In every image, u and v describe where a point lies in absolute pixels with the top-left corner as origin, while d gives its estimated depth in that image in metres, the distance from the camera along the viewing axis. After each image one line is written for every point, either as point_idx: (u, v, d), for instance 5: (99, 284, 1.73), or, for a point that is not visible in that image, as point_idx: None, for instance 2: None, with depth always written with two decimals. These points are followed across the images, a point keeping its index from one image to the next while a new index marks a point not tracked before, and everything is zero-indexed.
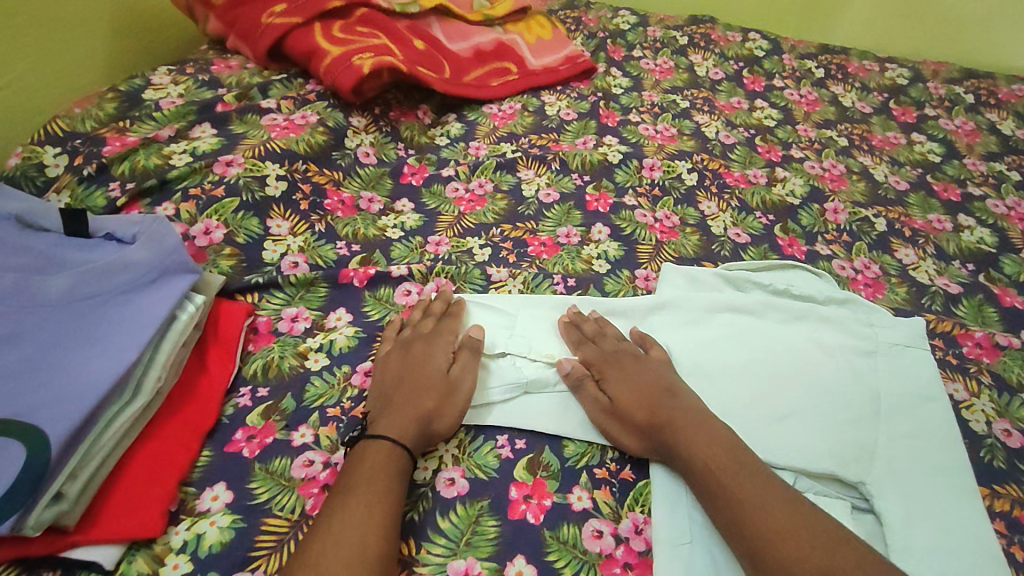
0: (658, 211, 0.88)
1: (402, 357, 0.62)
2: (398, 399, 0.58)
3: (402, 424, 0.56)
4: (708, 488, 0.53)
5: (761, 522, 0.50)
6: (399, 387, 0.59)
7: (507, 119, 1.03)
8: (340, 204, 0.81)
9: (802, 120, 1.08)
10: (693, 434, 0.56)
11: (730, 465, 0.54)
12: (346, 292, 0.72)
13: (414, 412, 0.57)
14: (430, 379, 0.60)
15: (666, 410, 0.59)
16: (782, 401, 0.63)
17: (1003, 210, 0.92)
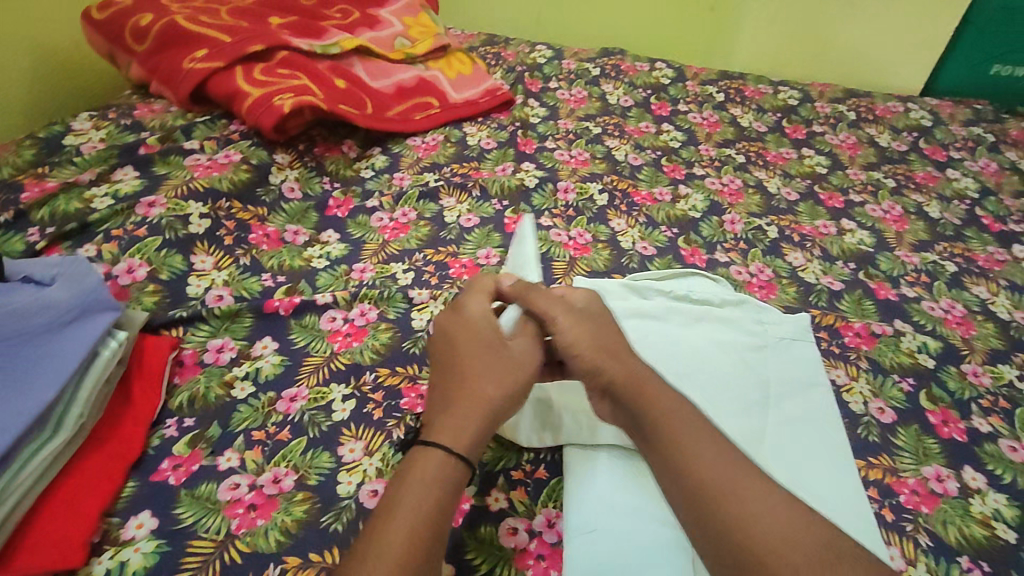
0: (572, 229, 0.94)
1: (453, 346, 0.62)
2: (455, 387, 0.58)
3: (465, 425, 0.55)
4: (673, 461, 0.54)
5: (717, 498, 0.51)
6: (456, 379, 0.59)
7: (430, 151, 1.08)
8: (265, 237, 0.84)
9: (704, 141, 1.17)
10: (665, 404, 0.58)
11: (697, 442, 0.55)
12: (272, 322, 0.75)
13: (477, 405, 0.57)
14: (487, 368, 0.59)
15: (634, 364, 0.61)
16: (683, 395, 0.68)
17: (879, 214, 1.03)
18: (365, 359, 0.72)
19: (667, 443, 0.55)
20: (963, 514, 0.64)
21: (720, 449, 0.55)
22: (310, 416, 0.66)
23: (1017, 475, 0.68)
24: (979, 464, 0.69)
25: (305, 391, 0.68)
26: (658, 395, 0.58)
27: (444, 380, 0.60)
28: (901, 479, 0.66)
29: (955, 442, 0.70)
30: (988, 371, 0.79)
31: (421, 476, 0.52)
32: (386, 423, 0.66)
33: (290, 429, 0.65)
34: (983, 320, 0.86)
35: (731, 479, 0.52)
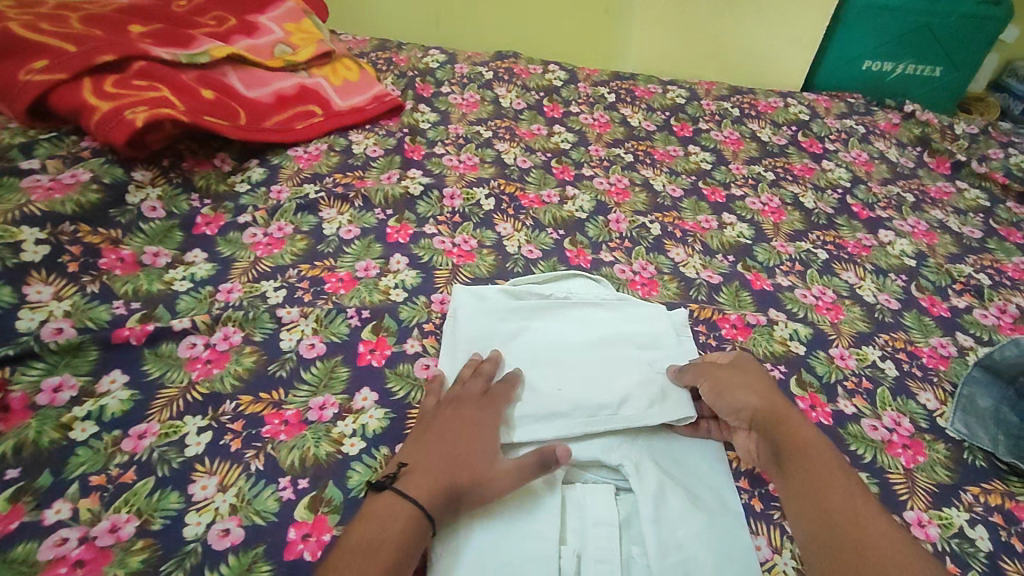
0: (457, 236, 0.92)
1: (445, 420, 0.63)
2: (432, 463, 0.59)
3: (429, 494, 0.57)
4: (810, 489, 0.57)
5: (854, 521, 0.53)
6: (436, 458, 0.60)
7: (312, 160, 1.03)
8: (119, 261, 0.78)
9: (594, 141, 1.18)
10: (801, 440, 0.61)
11: (834, 476, 0.58)
12: (122, 354, 0.69)
13: (447, 482, 0.58)
14: (471, 454, 0.60)
15: (784, 401, 0.65)
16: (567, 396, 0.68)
17: (759, 207, 1.06)
18: (225, 387, 0.68)
19: (807, 470, 0.58)
20: None
21: (855, 481, 0.57)
22: (159, 454, 0.61)
23: (877, 453, 0.71)
24: (843, 446, 0.71)
25: (156, 427, 0.63)
26: (799, 432, 0.62)
27: (422, 443, 0.62)
28: None
29: (822, 426, 0.73)
30: (854, 353, 0.82)
31: (379, 528, 0.54)
32: (244, 455, 0.62)
33: (136, 469, 0.59)
34: (850, 305, 0.90)
35: (866, 511, 0.55)
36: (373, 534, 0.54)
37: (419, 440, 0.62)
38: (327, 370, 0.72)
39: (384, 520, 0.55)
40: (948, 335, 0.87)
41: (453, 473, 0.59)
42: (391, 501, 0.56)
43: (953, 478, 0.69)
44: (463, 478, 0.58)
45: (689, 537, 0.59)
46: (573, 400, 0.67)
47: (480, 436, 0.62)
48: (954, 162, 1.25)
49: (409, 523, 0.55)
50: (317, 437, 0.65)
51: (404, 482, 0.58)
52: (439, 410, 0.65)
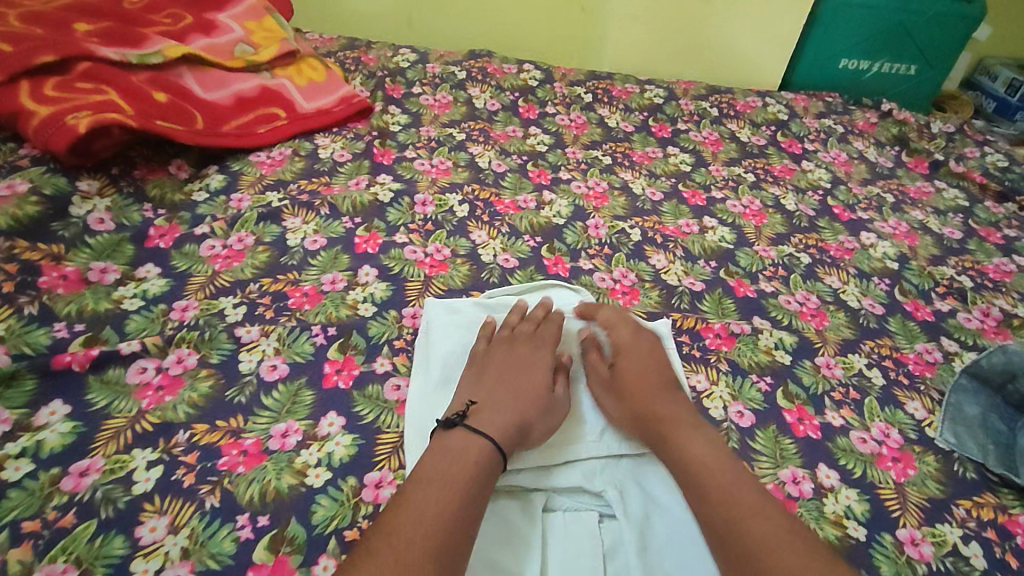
0: (429, 245, 0.88)
1: (502, 361, 0.67)
2: (499, 396, 0.63)
3: (504, 425, 0.60)
4: (698, 491, 0.57)
5: (734, 518, 0.53)
6: (503, 390, 0.63)
7: (275, 166, 0.98)
8: (61, 279, 0.72)
9: (571, 143, 1.15)
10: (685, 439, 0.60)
11: (718, 471, 0.58)
12: (63, 381, 0.63)
13: (517, 415, 0.61)
14: (533, 390, 0.65)
15: (668, 401, 0.65)
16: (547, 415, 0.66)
17: (739, 210, 1.04)
18: (178, 416, 0.63)
19: (690, 472, 0.58)
20: (818, 515, 0.63)
21: (738, 473, 0.57)
22: (103, 493, 0.56)
23: (867, 468, 0.68)
24: (832, 460, 0.69)
25: (100, 462, 0.58)
26: (683, 431, 0.61)
27: (484, 384, 0.65)
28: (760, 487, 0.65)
29: (810, 440, 0.70)
30: (840, 362, 0.80)
31: (459, 456, 0.56)
32: (198, 491, 0.57)
33: (76, 512, 0.54)
34: (835, 311, 0.88)
35: (752, 502, 0.55)
36: (453, 462, 0.55)
37: (479, 380, 0.65)
38: (290, 394, 0.67)
39: (465, 447, 0.56)
40: (933, 341, 0.86)
41: (521, 409, 0.62)
42: (470, 431, 0.58)
43: (945, 491, 0.67)
44: (531, 411, 0.62)
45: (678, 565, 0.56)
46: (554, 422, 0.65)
47: (534, 370, 0.67)
48: (932, 162, 1.25)
49: (490, 449, 0.57)
50: (279, 468, 0.60)
51: (475, 415, 0.61)
52: (493, 352, 0.68)
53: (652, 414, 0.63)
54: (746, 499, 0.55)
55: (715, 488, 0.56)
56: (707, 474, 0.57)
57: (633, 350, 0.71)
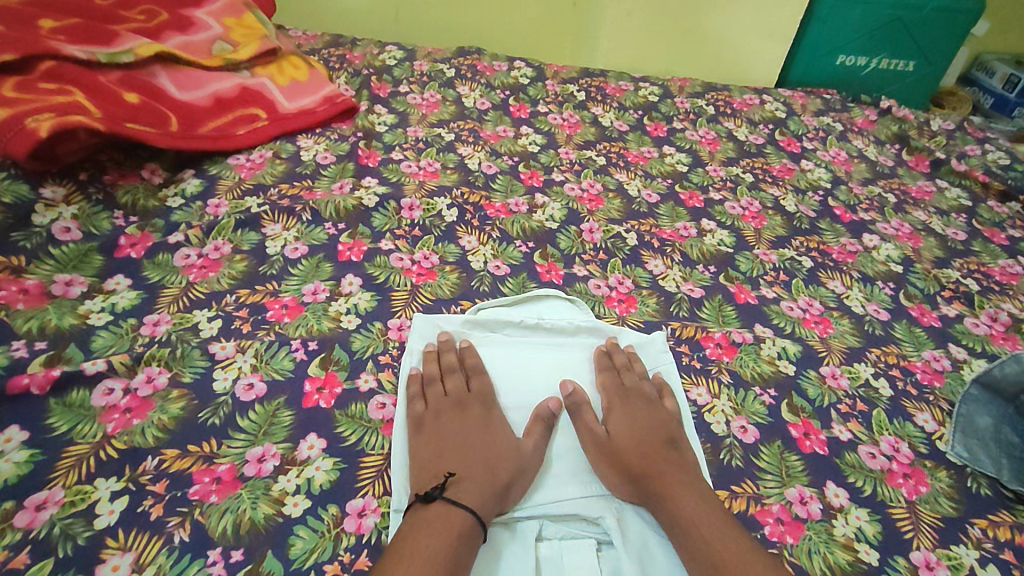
0: (416, 252, 0.84)
1: (457, 423, 0.62)
2: (467, 462, 0.58)
3: (480, 489, 0.56)
4: (689, 541, 0.53)
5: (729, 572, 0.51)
6: (467, 457, 0.59)
7: (254, 169, 0.94)
8: (21, 293, 0.67)
9: (563, 143, 1.11)
10: (676, 488, 0.57)
11: (711, 520, 0.54)
12: (21, 405, 0.59)
13: (490, 478, 0.57)
14: (500, 447, 0.60)
15: (659, 446, 0.61)
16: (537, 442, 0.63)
17: (738, 211, 1.01)
18: (147, 441, 0.59)
19: (680, 522, 0.55)
20: (827, 539, 0.60)
21: (730, 523, 0.55)
22: (61, 529, 0.51)
23: (876, 485, 0.65)
24: (841, 477, 0.65)
25: (60, 494, 0.54)
26: (673, 478, 0.58)
27: (446, 450, 0.60)
28: (766, 508, 0.62)
29: (817, 456, 0.67)
30: (846, 371, 0.77)
31: (440, 528, 0.52)
32: (166, 523, 0.53)
33: (32, 551, 0.50)
34: (839, 317, 0.84)
35: (746, 554, 0.52)
36: (433, 535, 0.51)
37: (437, 447, 0.60)
38: (267, 415, 0.63)
39: (443, 519, 0.52)
40: (940, 348, 0.82)
41: (493, 470, 0.58)
42: (446, 503, 0.54)
43: (958, 510, 0.64)
44: (505, 470, 0.58)
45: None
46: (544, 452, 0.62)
47: (490, 428, 0.62)
48: (933, 160, 1.22)
49: (470, 521, 0.53)
50: (254, 497, 0.56)
51: (447, 485, 0.56)
52: (442, 413, 0.63)
53: (644, 460, 0.60)
54: (741, 552, 0.52)
55: (713, 548, 0.52)
56: (705, 533, 0.53)
57: (622, 394, 0.67)
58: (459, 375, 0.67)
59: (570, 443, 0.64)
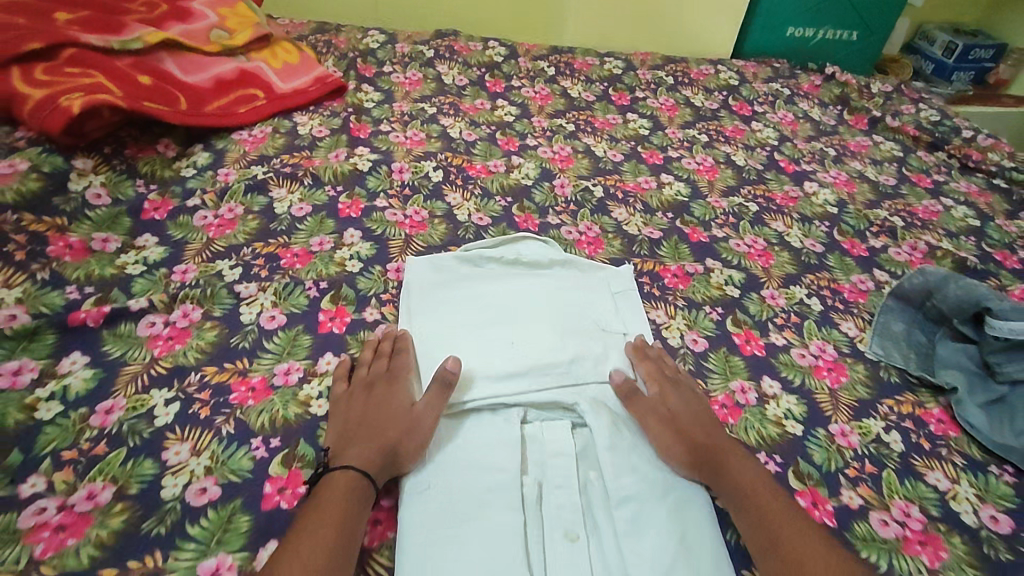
0: (408, 208, 0.95)
1: (363, 400, 0.66)
2: (359, 435, 0.62)
3: (366, 455, 0.60)
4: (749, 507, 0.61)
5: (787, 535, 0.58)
6: (361, 429, 0.63)
7: (257, 143, 1.04)
8: (67, 248, 0.77)
9: (536, 113, 1.22)
10: (733, 464, 0.64)
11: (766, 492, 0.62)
12: (80, 336, 0.70)
13: (380, 445, 0.61)
14: (397, 418, 0.64)
15: (714, 429, 0.68)
16: (521, 344, 0.73)
17: (693, 166, 1.13)
18: (189, 360, 0.70)
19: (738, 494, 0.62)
20: (761, 417, 0.73)
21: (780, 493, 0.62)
22: (129, 426, 0.63)
23: (805, 378, 0.78)
24: (776, 373, 0.78)
25: (122, 401, 0.65)
26: (730, 459, 0.65)
27: (348, 422, 0.64)
28: (711, 398, 0.74)
29: (756, 357, 0.80)
30: (783, 293, 0.90)
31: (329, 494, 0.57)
32: (214, 421, 0.65)
33: (107, 442, 0.61)
34: (779, 251, 0.97)
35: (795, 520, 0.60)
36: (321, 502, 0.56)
37: (342, 422, 0.65)
38: (289, 340, 0.74)
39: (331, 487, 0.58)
40: (866, 272, 0.96)
41: (385, 436, 0.62)
42: (337, 470, 0.59)
43: (870, 394, 0.78)
44: (394, 440, 0.62)
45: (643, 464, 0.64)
46: (529, 354, 0.72)
47: (393, 401, 0.66)
48: (871, 118, 1.34)
49: (359, 476, 0.58)
50: (285, 400, 0.68)
51: (341, 456, 0.61)
52: (355, 394, 0.67)
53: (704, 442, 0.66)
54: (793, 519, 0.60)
55: (772, 519, 0.59)
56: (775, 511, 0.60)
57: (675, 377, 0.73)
58: (383, 358, 0.71)
59: (553, 345, 0.74)
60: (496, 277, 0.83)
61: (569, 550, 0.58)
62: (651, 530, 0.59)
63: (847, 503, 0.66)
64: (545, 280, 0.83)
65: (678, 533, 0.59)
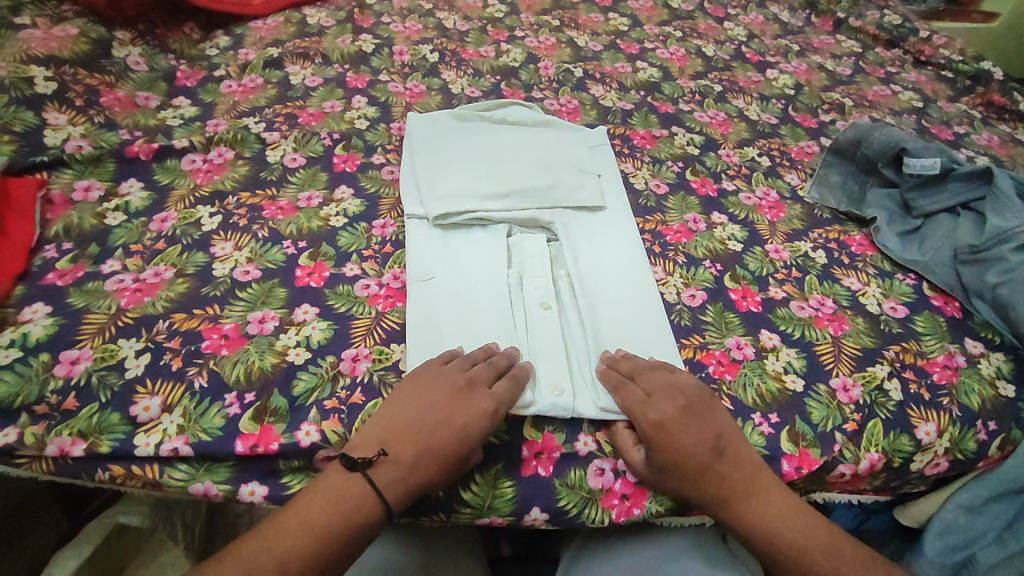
0: (408, 82, 1.06)
1: (442, 407, 0.60)
2: (410, 451, 0.58)
3: (398, 482, 0.57)
4: (772, 545, 0.61)
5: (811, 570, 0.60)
6: (417, 443, 0.58)
7: (272, 29, 1.13)
8: (116, 101, 0.90)
9: (524, 10, 1.31)
10: (750, 504, 0.61)
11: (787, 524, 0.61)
12: (135, 166, 0.83)
13: (417, 479, 0.58)
14: (455, 456, 0.58)
15: (720, 465, 0.61)
16: (508, 176, 0.85)
17: (666, 56, 1.24)
18: (227, 186, 0.84)
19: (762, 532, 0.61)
20: (709, 238, 0.87)
21: (798, 518, 0.61)
22: (181, 230, 0.77)
23: (749, 213, 0.92)
24: (724, 209, 0.92)
25: (173, 214, 0.79)
26: (748, 499, 0.61)
27: (417, 425, 0.59)
28: (666, 226, 0.88)
29: (709, 197, 0.94)
30: (738, 152, 1.03)
31: (337, 497, 0.56)
32: (252, 228, 0.79)
33: (165, 241, 0.76)
34: (738, 122, 1.10)
35: (820, 546, 0.61)
36: (326, 500, 0.56)
37: (403, 422, 0.59)
38: (309, 175, 0.87)
39: (348, 493, 0.56)
40: (813, 140, 1.08)
41: (430, 470, 0.58)
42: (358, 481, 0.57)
43: (804, 226, 0.91)
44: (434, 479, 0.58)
45: (608, 283, 0.76)
46: (515, 183, 0.84)
47: (466, 431, 0.59)
48: (836, 20, 1.45)
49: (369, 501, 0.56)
50: (309, 216, 0.81)
51: (378, 467, 0.57)
52: (440, 391, 0.61)
53: (714, 492, 0.61)
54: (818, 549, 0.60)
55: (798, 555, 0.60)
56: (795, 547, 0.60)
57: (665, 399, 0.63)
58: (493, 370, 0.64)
59: (535, 177, 0.86)
60: (488, 130, 0.95)
61: (543, 316, 0.73)
62: (607, 310, 0.73)
63: (773, 295, 0.80)
64: (528, 134, 0.95)
65: (630, 313, 0.74)
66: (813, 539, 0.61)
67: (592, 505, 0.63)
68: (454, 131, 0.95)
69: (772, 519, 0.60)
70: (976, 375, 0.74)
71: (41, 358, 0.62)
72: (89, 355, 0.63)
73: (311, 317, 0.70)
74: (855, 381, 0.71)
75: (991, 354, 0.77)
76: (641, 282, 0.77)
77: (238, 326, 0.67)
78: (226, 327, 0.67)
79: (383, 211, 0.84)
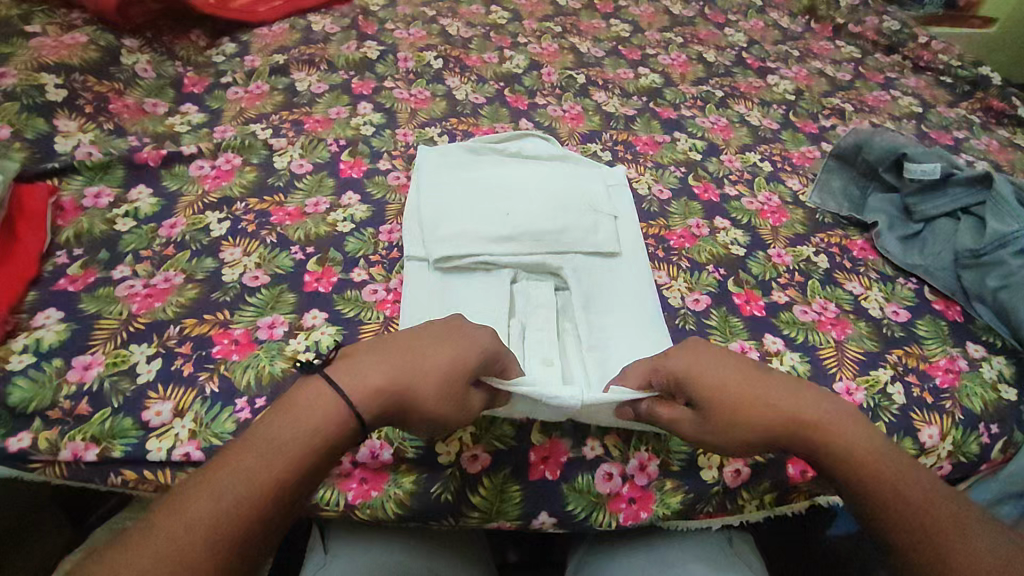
0: (413, 88, 1.07)
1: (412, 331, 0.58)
2: (374, 361, 0.55)
3: (364, 387, 0.53)
4: (850, 468, 0.55)
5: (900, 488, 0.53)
6: (384, 356, 0.55)
7: (277, 36, 1.14)
8: (125, 108, 0.91)
9: (527, 17, 1.32)
10: (810, 423, 0.57)
11: (855, 440, 0.56)
12: (143, 172, 0.84)
13: (385, 385, 0.53)
14: (426, 365, 0.55)
15: (761, 387, 0.58)
16: (515, 216, 0.80)
17: (668, 62, 1.25)
18: (235, 192, 0.85)
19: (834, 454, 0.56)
20: (712, 242, 0.88)
21: (863, 431, 0.56)
22: (190, 236, 0.78)
23: (751, 218, 0.93)
24: (727, 214, 0.93)
25: (182, 220, 0.80)
26: (806, 417, 0.57)
27: (385, 343, 0.57)
28: (670, 231, 0.88)
29: (711, 202, 0.95)
30: (740, 158, 1.04)
31: (305, 410, 0.51)
32: (260, 234, 0.79)
33: (174, 247, 0.76)
34: (739, 127, 1.11)
35: (900, 463, 0.55)
36: (291, 415, 0.50)
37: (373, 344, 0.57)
38: (316, 181, 0.88)
39: (312, 404, 0.51)
40: (814, 145, 1.09)
41: (400, 379, 0.54)
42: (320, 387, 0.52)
43: (805, 230, 0.92)
44: (405, 388, 0.54)
45: (609, 323, 0.73)
46: (524, 225, 0.79)
47: (436, 347, 0.56)
48: (835, 26, 1.46)
49: (336, 408, 0.51)
50: (316, 221, 0.82)
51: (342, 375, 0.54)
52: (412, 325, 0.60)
53: (768, 419, 0.57)
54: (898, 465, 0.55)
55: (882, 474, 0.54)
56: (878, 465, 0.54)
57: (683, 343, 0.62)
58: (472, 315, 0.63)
59: (545, 218, 0.80)
60: (502, 162, 0.90)
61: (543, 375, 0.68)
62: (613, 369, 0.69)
63: (777, 300, 0.81)
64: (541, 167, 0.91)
65: (629, 351, 0.71)
66: (889, 454, 0.55)
67: (599, 510, 0.64)
68: (465, 162, 0.90)
69: (838, 438, 0.56)
70: (978, 379, 0.75)
71: (54, 363, 0.63)
72: (101, 360, 0.64)
73: (320, 321, 0.70)
74: (858, 385, 0.72)
75: (992, 357, 0.78)
76: (641, 323, 0.74)
77: (248, 331, 0.68)
78: (237, 331, 0.68)
79: (390, 216, 0.85)
